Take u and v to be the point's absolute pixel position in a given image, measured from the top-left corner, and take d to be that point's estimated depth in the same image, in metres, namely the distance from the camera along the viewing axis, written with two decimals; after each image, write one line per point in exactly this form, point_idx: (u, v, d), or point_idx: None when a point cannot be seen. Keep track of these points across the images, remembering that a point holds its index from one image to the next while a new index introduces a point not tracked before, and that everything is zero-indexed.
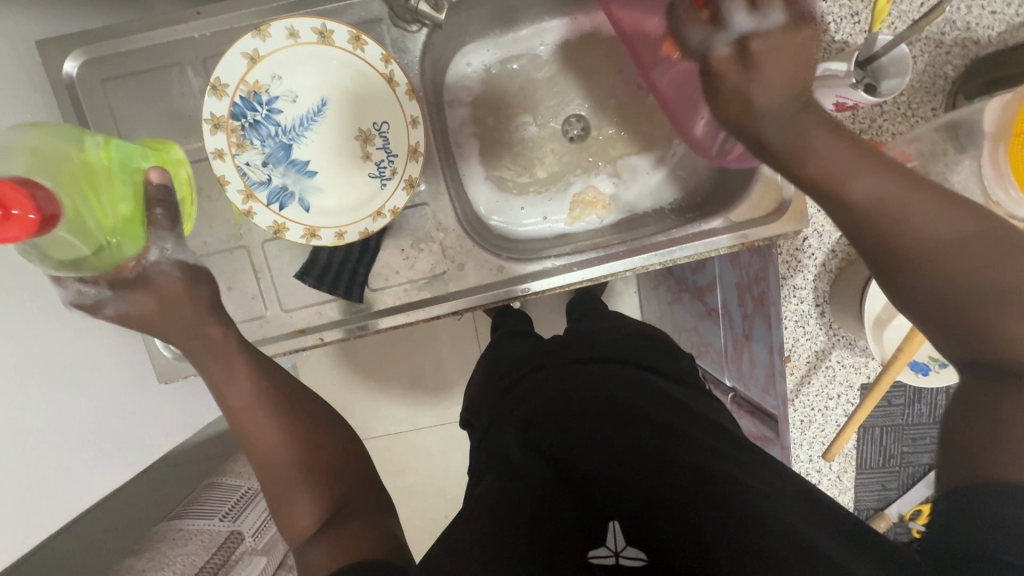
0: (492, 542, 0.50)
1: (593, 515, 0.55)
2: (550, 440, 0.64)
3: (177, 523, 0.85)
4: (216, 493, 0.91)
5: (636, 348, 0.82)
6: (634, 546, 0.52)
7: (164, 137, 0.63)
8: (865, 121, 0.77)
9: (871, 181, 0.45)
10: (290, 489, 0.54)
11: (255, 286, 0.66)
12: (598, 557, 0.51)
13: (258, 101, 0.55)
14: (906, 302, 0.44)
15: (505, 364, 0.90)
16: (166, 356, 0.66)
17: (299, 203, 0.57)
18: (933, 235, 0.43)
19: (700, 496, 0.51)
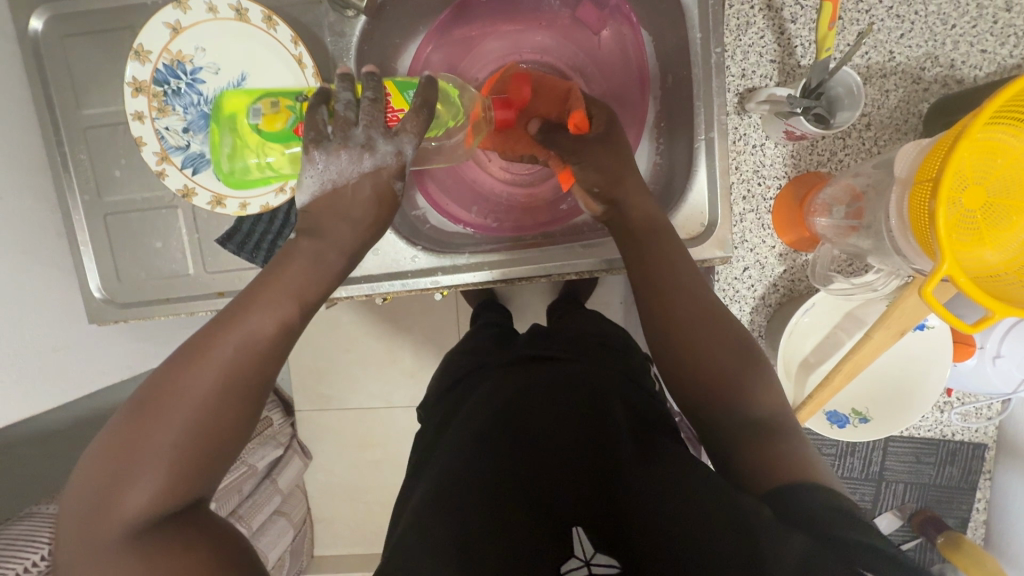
0: (457, 544, 0.48)
1: (552, 523, 0.53)
2: (507, 435, 0.62)
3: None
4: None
5: (592, 346, 0.82)
6: (603, 553, 0.50)
7: (114, 95, 0.67)
8: (824, 153, 0.73)
9: (671, 244, 0.62)
10: (132, 472, 0.42)
11: (185, 245, 0.70)
12: (570, 567, 0.49)
13: (181, 70, 0.58)
14: (669, 355, 0.59)
15: (458, 366, 0.89)
16: (97, 299, 0.71)
17: (212, 170, 0.60)
18: (696, 300, 0.60)
19: (646, 490, 0.53)
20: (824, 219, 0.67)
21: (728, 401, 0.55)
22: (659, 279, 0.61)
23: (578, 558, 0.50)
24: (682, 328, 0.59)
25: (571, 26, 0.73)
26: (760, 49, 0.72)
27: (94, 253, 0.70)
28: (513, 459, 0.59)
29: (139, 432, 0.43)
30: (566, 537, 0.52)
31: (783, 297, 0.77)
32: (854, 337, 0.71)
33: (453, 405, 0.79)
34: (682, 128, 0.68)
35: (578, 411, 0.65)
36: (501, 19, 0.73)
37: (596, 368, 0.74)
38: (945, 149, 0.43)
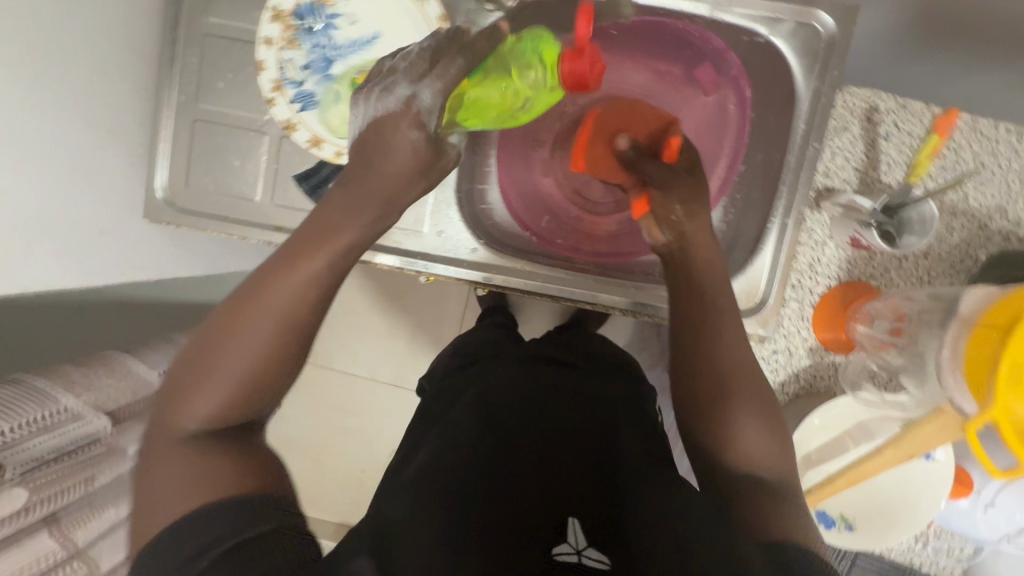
0: (455, 518, 0.49)
1: (550, 515, 0.54)
2: (516, 425, 0.63)
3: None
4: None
5: (609, 364, 0.83)
6: (594, 548, 0.51)
7: (243, 14, 0.69)
8: (878, 267, 0.76)
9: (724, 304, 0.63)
10: (200, 384, 0.48)
11: (261, 171, 0.71)
12: (562, 554, 0.49)
13: (321, 12, 0.60)
14: (695, 412, 0.61)
15: (477, 348, 0.89)
16: (159, 198, 0.72)
17: (318, 113, 0.61)
18: (735, 367, 0.61)
19: (644, 510, 0.54)
20: (863, 327, 0.72)
21: (742, 472, 0.57)
22: (701, 320, 0.63)
23: (568, 547, 0.50)
24: (712, 382, 0.60)
25: (683, 81, 0.73)
26: (847, 154, 0.75)
27: (171, 153, 0.71)
28: (519, 453, 0.60)
29: (206, 354, 0.49)
30: (563, 527, 0.52)
31: (801, 389, 0.79)
32: (859, 447, 0.72)
33: (464, 381, 0.78)
34: (757, 203, 0.70)
35: (587, 423, 0.66)
36: (628, 54, 0.73)
37: (613, 387, 0.75)
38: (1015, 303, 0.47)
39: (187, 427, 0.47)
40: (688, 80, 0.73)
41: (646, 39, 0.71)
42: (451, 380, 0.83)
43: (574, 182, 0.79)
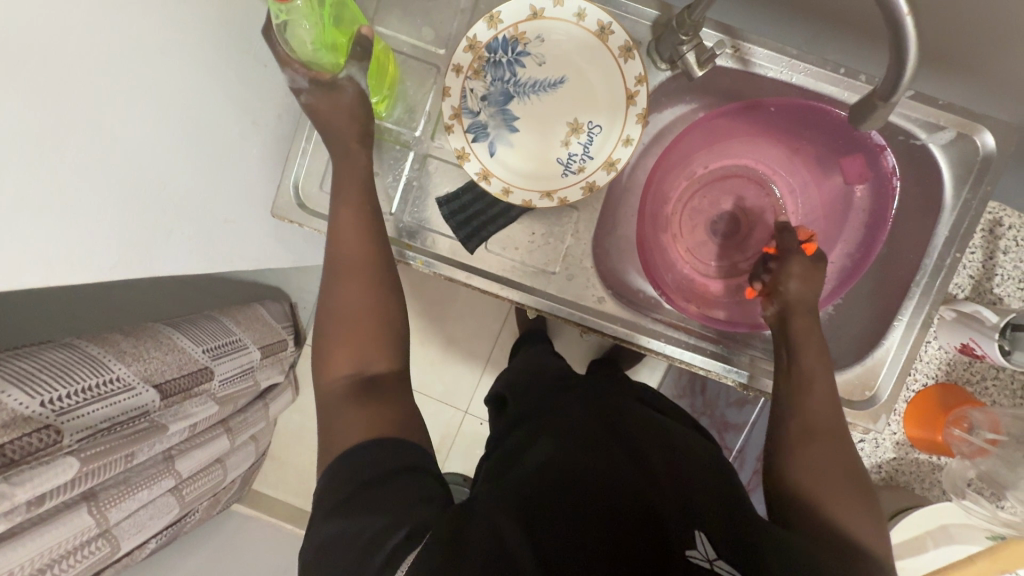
0: (572, 509, 0.46)
1: (672, 519, 0.47)
2: (630, 441, 0.58)
3: (171, 332, 1.07)
4: (213, 328, 1.18)
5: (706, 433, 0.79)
6: (725, 561, 0.43)
7: (411, 27, 0.67)
8: (976, 375, 0.78)
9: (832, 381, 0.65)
10: (336, 341, 0.58)
11: (399, 185, 0.69)
12: (692, 561, 0.43)
13: (513, 48, 0.59)
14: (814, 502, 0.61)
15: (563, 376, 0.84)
16: (289, 195, 0.69)
17: (488, 145, 0.61)
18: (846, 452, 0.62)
19: (777, 551, 0.47)
20: (960, 432, 0.73)
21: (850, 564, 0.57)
22: (806, 392, 0.64)
23: (697, 555, 0.43)
24: (836, 469, 0.60)
25: (826, 167, 0.75)
26: (966, 261, 0.77)
27: (311, 153, 0.69)
28: (642, 462, 0.54)
29: (345, 312, 0.59)
30: (690, 534, 0.45)
31: (881, 479, 0.81)
32: (938, 549, 0.74)
33: (554, 398, 0.73)
34: (883, 297, 0.72)
35: (709, 461, 0.61)
36: (775, 131, 0.75)
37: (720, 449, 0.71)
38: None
39: (337, 378, 0.57)
40: (832, 166, 0.75)
41: (796, 122, 0.72)
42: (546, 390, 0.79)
43: (692, 241, 0.81)
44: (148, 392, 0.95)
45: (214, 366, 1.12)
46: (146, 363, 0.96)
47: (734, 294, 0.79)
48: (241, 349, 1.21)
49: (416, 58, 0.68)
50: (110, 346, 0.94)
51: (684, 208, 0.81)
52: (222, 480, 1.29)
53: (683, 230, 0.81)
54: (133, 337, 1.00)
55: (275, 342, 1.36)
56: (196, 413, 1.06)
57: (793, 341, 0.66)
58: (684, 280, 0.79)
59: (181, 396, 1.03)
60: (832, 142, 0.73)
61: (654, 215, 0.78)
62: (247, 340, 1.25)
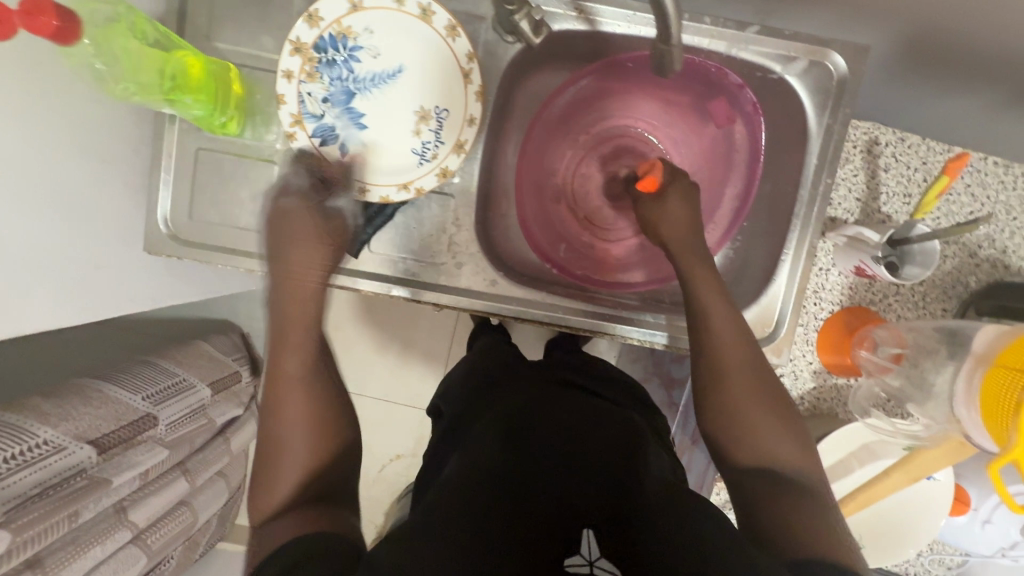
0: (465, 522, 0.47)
1: (562, 526, 0.49)
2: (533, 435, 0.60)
3: (100, 386, 1.01)
4: (151, 373, 1.11)
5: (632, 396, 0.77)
6: (606, 558, 0.47)
7: (250, 39, 0.66)
8: (877, 293, 0.80)
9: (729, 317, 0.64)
10: (277, 451, 0.55)
11: (270, 202, 0.69)
12: (572, 565, 0.45)
13: (342, 43, 0.58)
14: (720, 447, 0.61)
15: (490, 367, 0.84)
16: (160, 231, 0.69)
17: (339, 147, 0.60)
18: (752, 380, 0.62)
19: (661, 514, 0.49)
20: (866, 352, 0.74)
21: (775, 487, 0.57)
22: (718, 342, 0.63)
23: (580, 560, 0.46)
24: (740, 403, 0.61)
25: (697, 113, 0.75)
26: (850, 184, 0.78)
27: (173, 184, 0.68)
28: (541, 460, 0.56)
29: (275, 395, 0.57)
30: (577, 536, 0.49)
31: (806, 410, 0.82)
32: (865, 468, 0.73)
33: (482, 398, 0.75)
34: (770, 233, 0.73)
35: (611, 429, 0.63)
36: (641, 86, 0.75)
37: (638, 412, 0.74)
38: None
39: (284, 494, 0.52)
40: (703, 111, 0.75)
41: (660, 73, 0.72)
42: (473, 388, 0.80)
43: (587, 211, 0.80)
44: (83, 450, 0.89)
45: (157, 411, 1.05)
46: (76, 422, 0.91)
47: (635, 256, 0.79)
48: (187, 389, 1.14)
49: (262, 69, 0.67)
50: (30, 412, 0.87)
51: (574, 177, 0.80)
52: (194, 522, 1.24)
53: (576, 200, 0.80)
54: (54, 398, 0.93)
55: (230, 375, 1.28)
56: (145, 460, 1.00)
57: (692, 286, 0.65)
58: (583, 249, 0.79)
59: (124, 446, 0.96)
60: (696, 89, 0.73)
61: (541, 185, 0.78)
62: (192, 378, 1.18)
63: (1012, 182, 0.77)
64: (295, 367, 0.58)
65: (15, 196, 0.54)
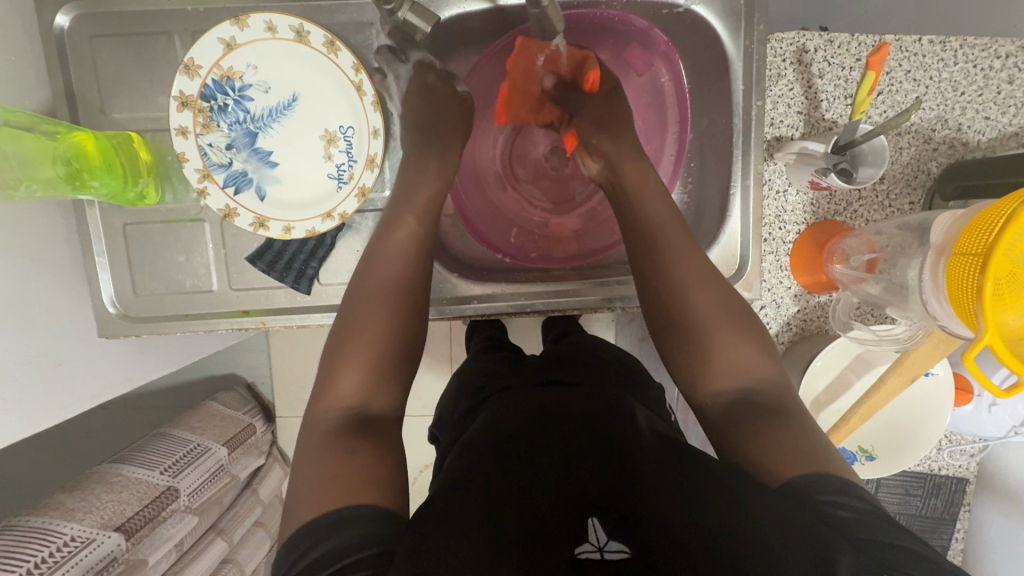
0: (476, 516, 0.45)
1: (569, 510, 0.48)
2: (519, 427, 0.57)
3: (117, 468, 0.95)
4: (166, 446, 1.02)
5: (608, 362, 0.74)
6: (616, 540, 0.46)
7: (143, 104, 0.64)
8: (840, 203, 0.78)
9: (693, 255, 0.62)
10: (347, 351, 0.55)
11: (210, 261, 0.68)
12: (582, 555, 0.44)
13: (229, 86, 0.56)
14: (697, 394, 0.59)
15: (474, 365, 0.80)
16: (110, 313, 0.68)
17: (254, 191, 0.58)
18: (739, 313, 0.60)
19: (668, 485, 0.47)
20: (840, 265, 0.71)
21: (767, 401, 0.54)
22: (682, 299, 0.61)
23: (589, 548, 0.45)
24: (721, 335, 0.58)
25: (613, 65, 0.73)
26: (788, 99, 0.75)
27: (110, 265, 0.67)
28: (533, 451, 0.53)
29: (361, 299, 0.58)
30: (582, 525, 0.47)
31: (795, 335, 0.81)
32: (862, 379, 0.74)
33: (467, 404, 0.71)
34: (717, 169, 0.71)
35: (598, 409, 0.60)
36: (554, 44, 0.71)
37: (621, 380, 0.70)
38: (1010, 206, 0.46)
39: (346, 395, 0.54)
40: (618, 64, 0.73)
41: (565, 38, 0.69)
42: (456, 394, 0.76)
43: (529, 188, 0.78)
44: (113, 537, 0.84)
45: (178, 482, 0.97)
46: (100, 510, 0.85)
47: (588, 225, 0.77)
48: (203, 453, 1.05)
49: (165, 130, 0.65)
50: (55, 510, 0.83)
51: (509, 159, 0.77)
52: None
53: (516, 180, 0.77)
54: (77, 492, 0.88)
55: (243, 428, 1.18)
56: (175, 534, 0.94)
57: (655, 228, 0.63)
58: (535, 229, 0.77)
59: (151, 525, 0.90)
60: (604, 41, 0.70)
61: (483, 179, 0.77)
62: (206, 441, 1.08)
63: (954, 57, 0.74)
64: (384, 284, 0.58)
65: None
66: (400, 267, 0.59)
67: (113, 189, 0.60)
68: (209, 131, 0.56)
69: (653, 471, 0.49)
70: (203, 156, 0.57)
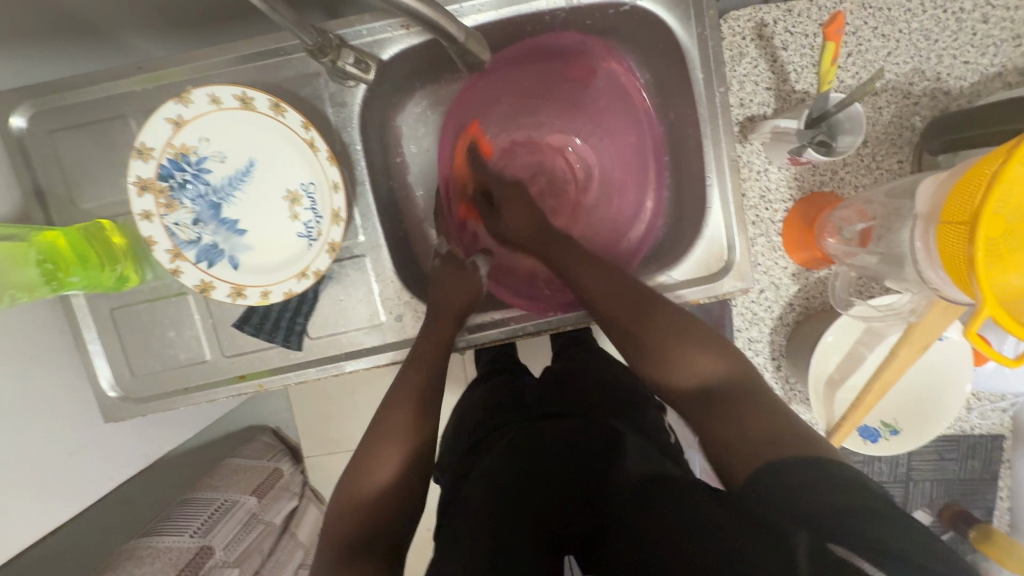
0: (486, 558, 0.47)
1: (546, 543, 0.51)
2: (504, 464, 0.58)
3: (148, 540, 0.97)
4: (192, 508, 1.03)
5: (608, 388, 0.75)
6: None
7: (110, 189, 0.65)
8: (825, 173, 0.75)
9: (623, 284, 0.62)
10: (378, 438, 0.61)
11: (200, 331, 0.68)
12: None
13: (185, 162, 0.56)
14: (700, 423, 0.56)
15: (478, 400, 0.82)
16: (111, 398, 0.69)
17: (227, 261, 0.58)
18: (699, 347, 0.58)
19: (662, 509, 0.47)
20: (833, 239, 0.69)
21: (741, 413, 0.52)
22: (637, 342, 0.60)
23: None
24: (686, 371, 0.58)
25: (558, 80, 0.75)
26: (755, 77, 0.73)
27: (104, 350, 0.68)
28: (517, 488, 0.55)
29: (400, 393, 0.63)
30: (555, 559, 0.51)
31: (800, 314, 0.78)
32: (876, 352, 0.71)
33: (475, 437, 0.72)
34: (691, 161, 0.69)
35: (585, 438, 0.61)
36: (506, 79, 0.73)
37: (620, 404, 0.71)
38: (995, 165, 0.44)
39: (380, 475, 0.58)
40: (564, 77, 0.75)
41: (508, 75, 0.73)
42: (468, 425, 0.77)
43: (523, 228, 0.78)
44: None
45: (211, 540, 0.99)
46: None
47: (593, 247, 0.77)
48: (232, 507, 1.06)
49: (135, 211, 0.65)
50: None
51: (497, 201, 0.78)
52: None
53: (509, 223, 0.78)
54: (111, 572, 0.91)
55: (269, 475, 1.19)
56: None
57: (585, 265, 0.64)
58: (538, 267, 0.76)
59: None
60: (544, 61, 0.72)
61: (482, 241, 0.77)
62: (233, 494, 1.09)
63: (920, 6, 0.71)
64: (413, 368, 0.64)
65: None
66: (423, 345, 0.64)
67: (94, 274, 0.60)
68: (172, 210, 0.56)
69: (633, 493, 0.51)
70: (170, 234, 0.57)
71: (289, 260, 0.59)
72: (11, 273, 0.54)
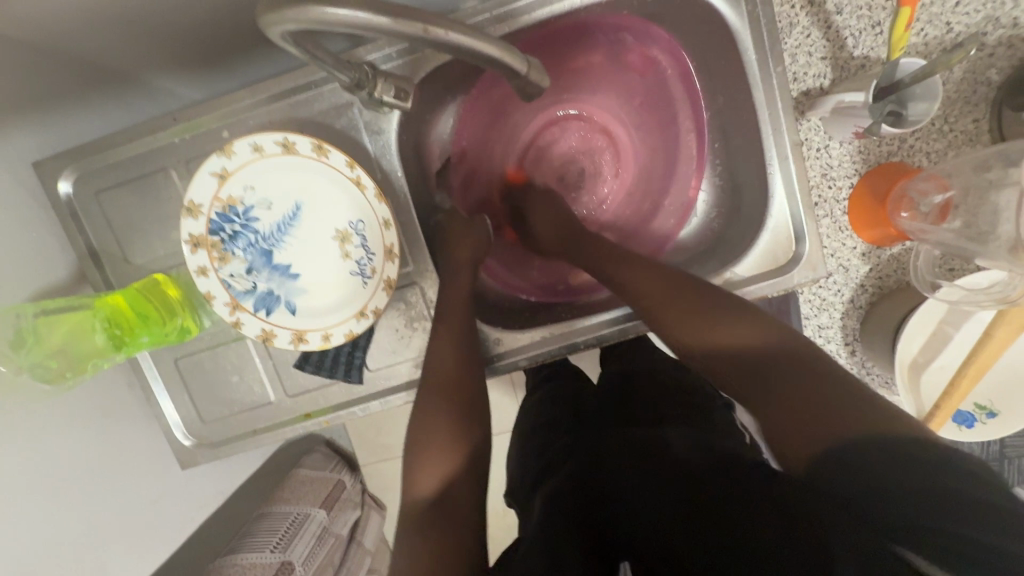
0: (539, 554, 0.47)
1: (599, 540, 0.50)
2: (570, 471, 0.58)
3: (231, 557, 0.94)
4: (267, 523, 1.02)
5: (672, 393, 0.73)
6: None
7: (161, 243, 0.64)
8: (893, 143, 0.70)
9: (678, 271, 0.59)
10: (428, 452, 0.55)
11: (262, 374, 0.68)
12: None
13: (233, 213, 0.55)
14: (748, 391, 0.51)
15: (537, 414, 0.80)
16: (185, 445, 0.70)
17: (285, 306, 0.58)
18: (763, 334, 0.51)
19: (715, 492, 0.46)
20: (909, 215, 0.64)
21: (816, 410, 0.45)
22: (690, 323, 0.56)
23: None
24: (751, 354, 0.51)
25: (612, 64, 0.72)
26: (808, 48, 0.68)
27: (172, 400, 0.69)
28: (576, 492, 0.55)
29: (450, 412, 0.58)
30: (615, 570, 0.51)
31: (873, 295, 0.73)
32: (963, 331, 0.66)
33: (541, 457, 0.70)
34: (749, 148, 0.64)
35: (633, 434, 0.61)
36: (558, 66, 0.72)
37: (686, 409, 0.69)
38: None
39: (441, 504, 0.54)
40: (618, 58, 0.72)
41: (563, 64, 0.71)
42: (530, 441, 0.75)
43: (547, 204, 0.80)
44: None
45: (290, 555, 0.99)
46: None
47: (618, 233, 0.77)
48: (305, 521, 1.06)
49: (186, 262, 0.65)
50: None
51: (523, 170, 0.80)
52: None
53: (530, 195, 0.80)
54: None
55: (335, 489, 1.21)
56: None
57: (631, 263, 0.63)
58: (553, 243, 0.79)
59: None
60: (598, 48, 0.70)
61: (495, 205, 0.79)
62: (304, 507, 1.09)
63: None
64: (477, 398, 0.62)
65: (54, 499, 0.57)
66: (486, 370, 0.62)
67: (157, 331, 0.61)
68: (224, 263, 0.56)
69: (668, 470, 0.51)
70: (226, 286, 0.56)
71: (347, 301, 0.58)
72: (80, 346, 0.55)
